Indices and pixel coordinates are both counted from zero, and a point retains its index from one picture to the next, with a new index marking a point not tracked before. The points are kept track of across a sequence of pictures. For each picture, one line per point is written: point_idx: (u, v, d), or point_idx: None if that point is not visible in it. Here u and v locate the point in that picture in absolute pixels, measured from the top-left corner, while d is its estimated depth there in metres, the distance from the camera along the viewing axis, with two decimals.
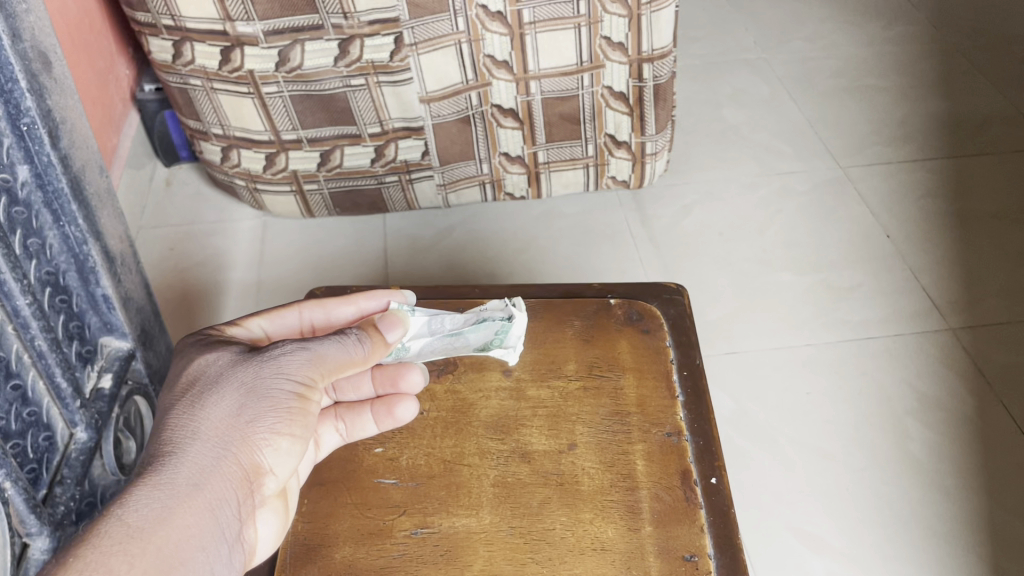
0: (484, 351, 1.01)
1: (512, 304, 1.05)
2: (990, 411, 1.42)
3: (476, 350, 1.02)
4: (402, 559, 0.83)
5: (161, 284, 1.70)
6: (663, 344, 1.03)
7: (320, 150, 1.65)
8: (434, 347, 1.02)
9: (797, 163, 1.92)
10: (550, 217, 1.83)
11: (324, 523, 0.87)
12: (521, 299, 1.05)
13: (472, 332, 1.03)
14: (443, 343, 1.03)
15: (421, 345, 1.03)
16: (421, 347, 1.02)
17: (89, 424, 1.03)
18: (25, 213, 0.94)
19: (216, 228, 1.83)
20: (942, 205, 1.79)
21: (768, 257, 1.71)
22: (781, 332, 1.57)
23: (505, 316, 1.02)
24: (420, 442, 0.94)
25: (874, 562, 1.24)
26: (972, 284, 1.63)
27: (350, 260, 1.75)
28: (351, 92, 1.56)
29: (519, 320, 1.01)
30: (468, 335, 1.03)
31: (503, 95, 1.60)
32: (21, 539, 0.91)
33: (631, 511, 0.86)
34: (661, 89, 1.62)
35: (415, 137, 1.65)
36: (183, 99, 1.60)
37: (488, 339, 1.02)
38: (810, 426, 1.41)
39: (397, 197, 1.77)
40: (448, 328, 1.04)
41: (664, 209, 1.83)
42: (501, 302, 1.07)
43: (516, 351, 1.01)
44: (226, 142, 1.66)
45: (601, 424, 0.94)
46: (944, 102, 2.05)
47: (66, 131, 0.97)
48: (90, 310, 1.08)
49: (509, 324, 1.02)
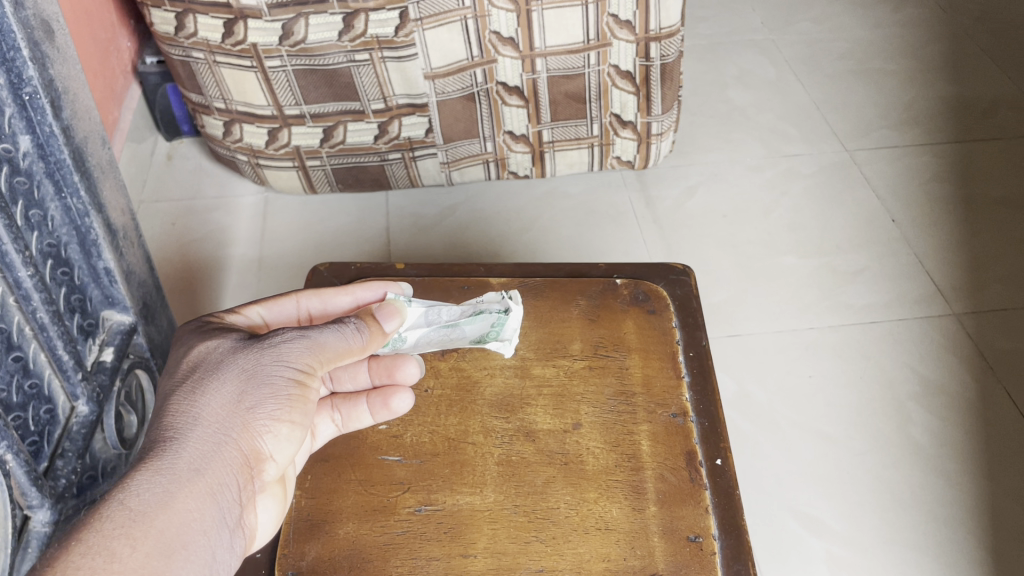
0: (480, 342, 0.98)
1: (509, 298, 1.02)
2: (993, 397, 1.42)
3: (471, 341, 0.98)
4: (405, 536, 0.83)
5: (163, 259, 1.69)
6: (670, 325, 1.03)
7: (323, 125, 1.64)
8: (431, 338, 0.98)
9: (803, 146, 1.91)
10: (553, 197, 1.81)
11: (328, 499, 0.87)
12: (518, 294, 1.03)
13: (468, 324, 0.99)
14: (440, 335, 0.98)
15: (417, 336, 0.98)
16: (418, 337, 0.98)
17: (90, 398, 1.03)
18: (26, 182, 0.93)
19: (217, 203, 1.81)
20: (948, 189, 1.78)
21: (773, 239, 1.70)
22: (784, 315, 1.56)
23: (502, 308, 1.00)
24: (425, 420, 0.93)
25: (872, 545, 1.24)
26: (977, 269, 1.63)
27: (352, 236, 1.74)
28: (355, 67, 1.54)
29: (516, 312, 0.98)
30: (464, 327, 0.99)
31: (508, 72, 1.58)
32: (22, 511, 0.91)
33: (635, 491, 0.86)
34: (668, 68, 1.61)
35: (419, 114, 1.64)
36: (184, 72, 1.58)
37: (484, 331, 0.99)
38: (812, 408, 1.41)
39: (400, 174, 1.76)
40: (445, 319, 1.00)
41: (668, 190, 1.82)
42: (497, 296, 1.04)
43: (512, 343, 0.98)
44: (228, 116, 1.65)
45: (606, 404, 0.94)
46: (952, 86, 2.04)
47: (68, 101, 0.96)
48: (92, 283, 1.07)
49: (505, 316, 0.99)
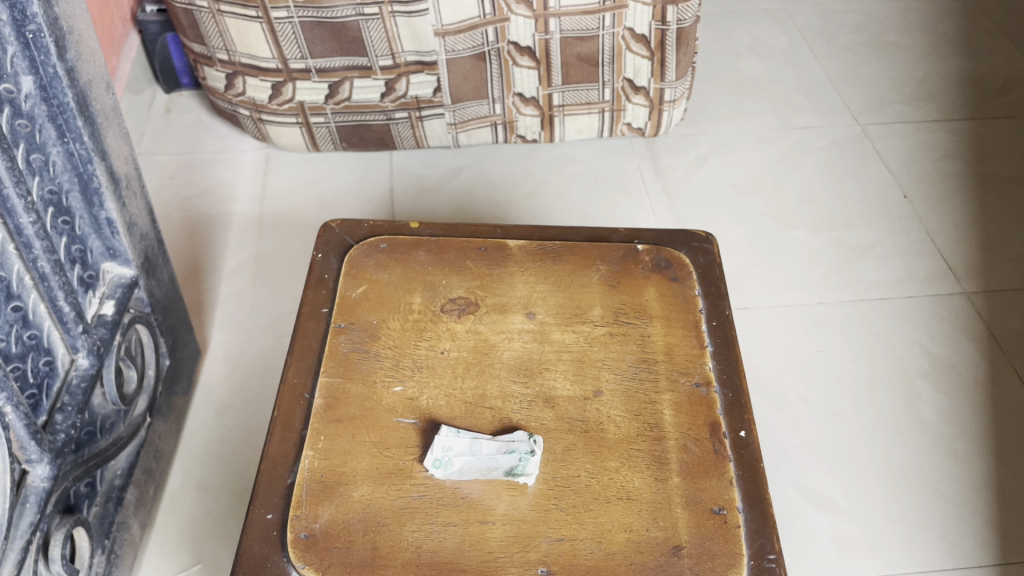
0: (512, 461, 0.83)
1: (534, 444, 0.85)
2: (1002, 377, 1.41)
3: (501, 463, 0.83)
4: (421, 500, 0.81)
5: (162, 213, 1.64)
6: (692, 293, 1.01)
7: (328, 81, 1.60)
8: (465, 459, 0.83)
9: (816, 118, 1.87)
10: (561, 162, 1.77)
11: (340, 461, 0.84)
12: (540, 437, 0.85)
13: (497, 452, 0.83)
14: (472, 456, 0.83)
15: (452, 456, 0.83)
16: (452, 454, 0.83)
17: (91, 351, 0.99)
18: (28, 126, 0.89)
19: (217, 158, 1.76)
20: (962, 167, 1.76)
21: (783, 212, 1.68)
22: (794, 289, 1.54)
23: (527, 448, 0.84)
24: (441, 382, 0.91)
25: (879, 522, 1.23)
26: (989, 248, 1.61)
27: (355, 194, 1.69)
28: (364, 21, 1.51)
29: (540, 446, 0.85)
30: (494, 458, 0.83)
31: (521, 32, 1.55)
32: (21, 465, 0.89)
33: (658, 461, 0.85)
34: (684, 34, 1.58)
35: (428, 72, 1.60)
36: (187, 21, 1.55)
37: (514, 461, 0.83)
38: (822, 384, 1.39)
39: (405, 134, 1.71)
40: (477, 445, 0.84)
41: (678, 159, 1.78)
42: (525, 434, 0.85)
43: (534, 464, 0.83)
44: (231, 68, 1.61)
45: (628, 371, 0.92)
46: (967, 62, 2.00)
47: (73, 42, 0.92)
48: (93, 234, 1.04)
49: (529, 451, 0.84)
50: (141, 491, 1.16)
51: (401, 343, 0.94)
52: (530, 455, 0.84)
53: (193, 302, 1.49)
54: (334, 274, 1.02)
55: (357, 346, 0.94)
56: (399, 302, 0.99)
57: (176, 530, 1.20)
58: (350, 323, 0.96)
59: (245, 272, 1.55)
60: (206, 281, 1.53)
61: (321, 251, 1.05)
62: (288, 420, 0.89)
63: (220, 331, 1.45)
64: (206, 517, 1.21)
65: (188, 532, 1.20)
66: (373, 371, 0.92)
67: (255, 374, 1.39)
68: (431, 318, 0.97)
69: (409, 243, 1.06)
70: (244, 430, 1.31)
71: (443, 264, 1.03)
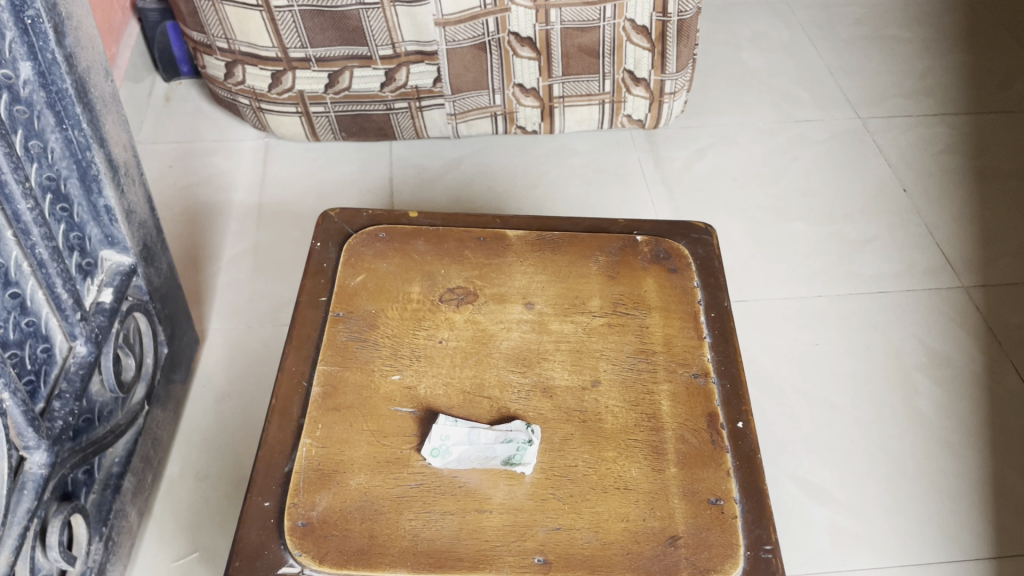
0: (509, 452, 0.83)
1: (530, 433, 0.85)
2: (1001, 372, 1.41)
3: (499, 458, 0.83)
4: (419, 489, 0.81)
5: (162, 201, 1.64)
6: (691, 284, 1.01)
7: (328, 71, 1.60)
8: (463, 456, 0.83)
9: (817, 112, 1.87)
10: (561, 154, 1.76)
11: (338, 449, 0.84)
12: (538, 428, 0.85)
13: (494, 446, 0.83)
14: (470, 451, 0.83)
15: (451, 452, 0.83)
16: (451, 450, 0.83)
17: (89, 338, 0.99)
18: (26, 112, 0.89)
19: (216, 147, 1.76)
20: (962, 161, 1.76)
21: (783, 205, 1.68)
22: (793, 282, 1.54)
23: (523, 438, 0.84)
24: (439, 371, 0.91)
25: (876, 514, 1.24)
26: (988, 242, 1.61)
27: (354, 184, 1.68)
28: (364, 10, 1.51)
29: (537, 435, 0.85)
30: (493, 450, 0.83)
31: (521, 22, 1.54)
32: (18, 452, 0.89)
33: (656, 451, 0.85)
34: (685, 25, 1.58)
35: (428, 62, 1.59)
36: (187, 9, 1.55)
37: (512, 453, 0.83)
38: (820, 376, 1.40)
39: (405, 124, 1.70)
40: (475, 439, 0.84)
41: (678, 151, 1.78)
42: (523, 426, 0.85)
43: (531, 452, 0.83)
44: (230, 57, 1.61)
45: (626, 361, 0.92)
46: (968, 57, 2.00)
47: (71, 28, 0.92)
48: (91, 222, 1.04)
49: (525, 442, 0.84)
50: (139, 478, 1.16)
51: (399, 332, 0.94)
52: (527, 445, 0.83)
53: (192, 290, 1.49)
54: (332, 263, 1.02)
55: (355, 335, 0.94)
56: (397, 291, 0.99)
57: (173, 518, 1.20)
58: (348, 312, 0.96)
59: (244, 260, 1.55)
60: (204, 269, 1.53)
61: (319, 239, 1.05)
62: (286, 408, 0.88)
63: (219, 319, 1.45)
64: (203, 506, 1.22)
65: (185, 520, 1.20)
66: (371, 360, 0.92)
67: (253, 362, 1.39)
68: (430, 307, 0.97)
69: (407, 232, 1.06)
70: (242, 419, 1.31)
71: (442, 254, 1.03)
